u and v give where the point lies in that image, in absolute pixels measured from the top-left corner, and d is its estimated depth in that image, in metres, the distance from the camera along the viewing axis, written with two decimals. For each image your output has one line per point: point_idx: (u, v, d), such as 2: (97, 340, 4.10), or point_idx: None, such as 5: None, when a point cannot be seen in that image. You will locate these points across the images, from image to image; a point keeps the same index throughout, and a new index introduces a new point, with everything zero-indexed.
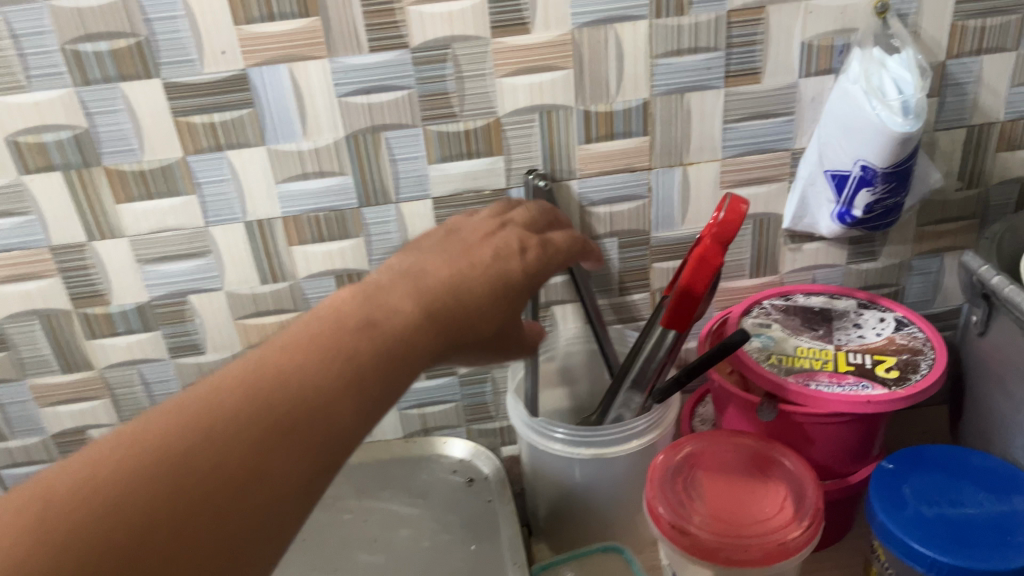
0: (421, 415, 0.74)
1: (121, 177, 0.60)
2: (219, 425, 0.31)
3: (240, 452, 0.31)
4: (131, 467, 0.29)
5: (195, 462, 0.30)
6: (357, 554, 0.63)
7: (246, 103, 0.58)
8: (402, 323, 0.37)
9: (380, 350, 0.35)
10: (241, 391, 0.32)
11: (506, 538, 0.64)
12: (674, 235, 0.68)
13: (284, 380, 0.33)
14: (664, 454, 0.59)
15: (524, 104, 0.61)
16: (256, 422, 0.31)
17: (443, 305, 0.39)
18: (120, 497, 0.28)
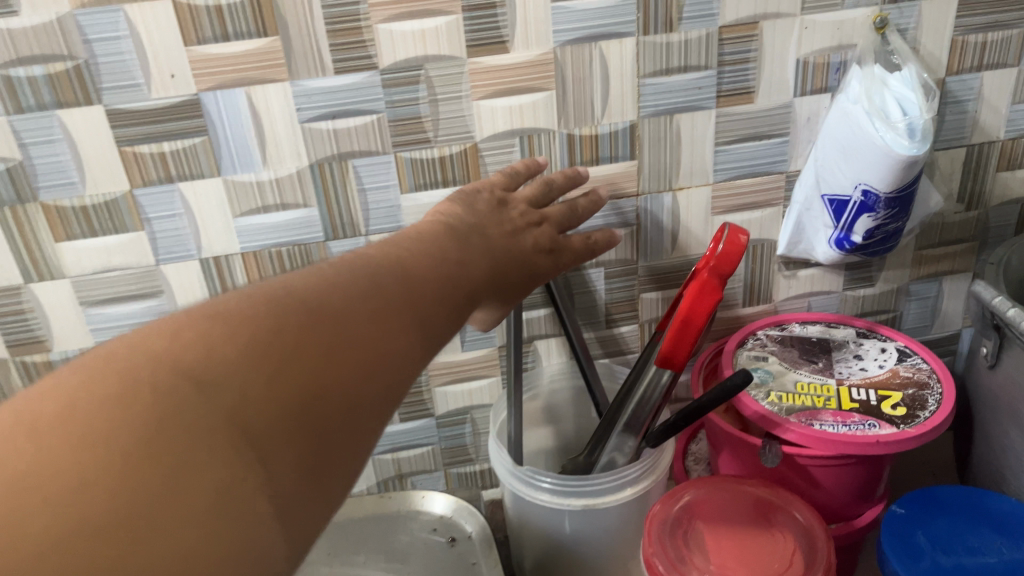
0: (395, 460, 0.69)
1: (61, 214, 0.55)
2: (303, 301, 0.30)
3: (324, 327, 0.30)
4: (215, 331, 0.28)
5: (284, 323, 0.29)
6: None
7: (199, 130, 0.53)
8: (449, 272, 0.37)
9: (436, 283, 0.36)
10: (319, 289, 0.32)
11: None
12: (663, 264, 0.64)
13: (355, 284, 0.33)
14: (660, 504, 0.55)
15: (504, 128, 0.57)
16: (340, 306, 0.31)
17: (479, 271, 0.40)
18: (213, 346, 0.27)
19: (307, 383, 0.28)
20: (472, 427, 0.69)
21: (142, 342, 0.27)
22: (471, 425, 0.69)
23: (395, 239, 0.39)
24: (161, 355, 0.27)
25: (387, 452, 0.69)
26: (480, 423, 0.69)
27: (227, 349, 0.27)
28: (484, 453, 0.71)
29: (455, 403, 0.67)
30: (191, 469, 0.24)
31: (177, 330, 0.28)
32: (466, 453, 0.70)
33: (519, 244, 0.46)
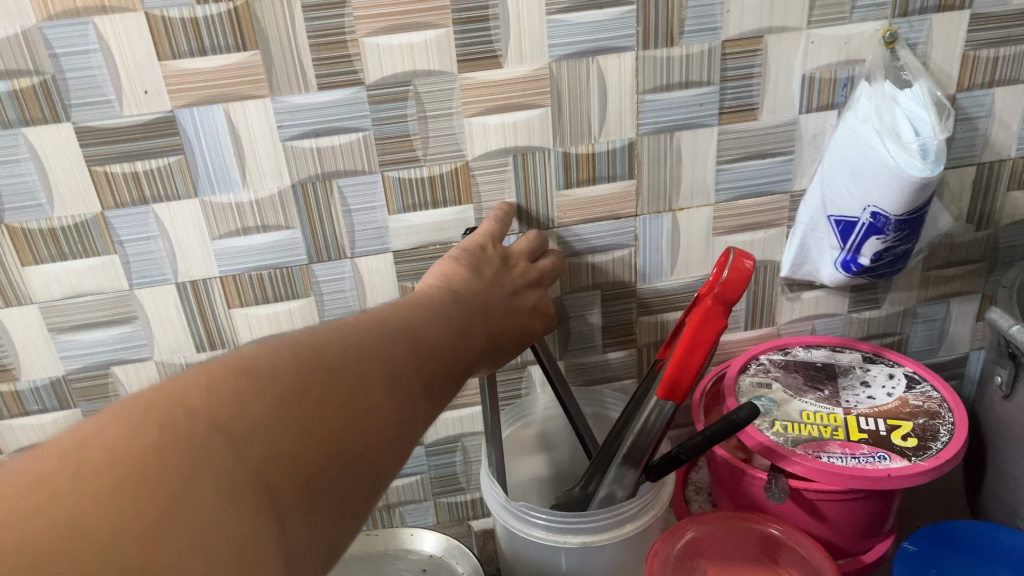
0: None
1: (28, 237, 0.52)
2: (330, 358, 0.30)
3: (351, 390, 0.29)
4: (256, 364, 0.28)
5: (315, 381, 0.28)
6: None
7: (174, 149, 0.50)
8: (461, 337, 0.37)
9: (450, 351, 0.36)
10: (350, 335, 0.32)
11: None
12: (663, 287, 0.62)
13: (380, 344, 0.32)
14: (660, 542, 0.52)
15: (496, 146, 0.54)
16: (365, 366, 0.31)
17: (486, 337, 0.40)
18: (246, 399, 0.26)
19: (330, 445, 0.27)
20: (464, 455, 0.66)
21: (174, 388, 0.26)
22: (462, 453, 0.66)
23: (411, 296, 0.39)
24: (197, 403, 0.26)
25: None
26: (472, 450, 0.66)
27: (262, 402, 0.27)
28: (476, 481, 0.68)
29: (445, 430, 0.65)
30: (220, 521, 0.23)
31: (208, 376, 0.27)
32: (456, 482, 0.67)
33: (514, 307, 0.44)
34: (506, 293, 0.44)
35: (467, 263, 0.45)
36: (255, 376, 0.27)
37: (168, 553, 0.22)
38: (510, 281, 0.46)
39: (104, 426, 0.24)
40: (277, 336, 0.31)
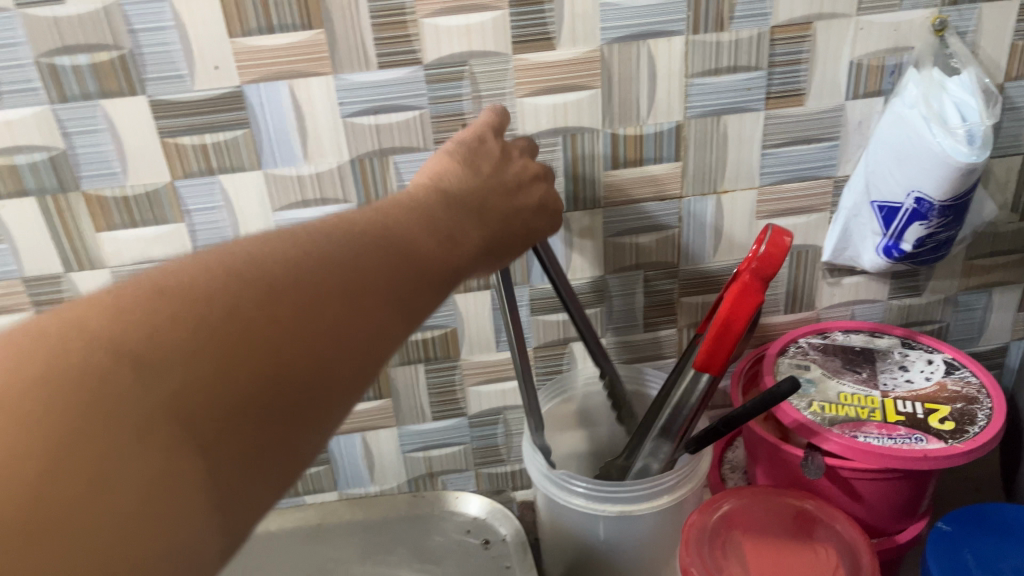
0: (427, 458, 0.69)
1: (102, 204, 0.54)
2: (275, 283, 0.28)
3: (298, 316, 0.28)
4: (185, 284, 0.27)
5: (252, 308, 0.27)
6: None
7: (241, 122, 0.53)
8: (448, 247, 0.35)
9: (429, 264, 0.33)
10: (306, 249, 0.30)
11: None
12: (705, 268, 0.63)
13: (339, 262, 0.30)
14: (697, 512, 0.54)
15: (547, 126, 0.56)
16: (315, 289, 0.29)
17: (481, 246, 0.37)
18: (170, 331, 0.25)
19: (269, 378, 0.26)
20: (505, 428, 0.68)
21: (86, 311, 0.25)
22: (503, 426, 0.68)
23: (393, 199, 0.37)
24: (107, 329, 0.25)
25: (418, 450, 0.68)
26: (513, 423, 0.68)
27: (190, 333, 0.25)
28: (516, 454, 0.70)
29: (488, 403, 0.67)
30: (130, 468, 0.23)
31: (136, 300, 0.26)
32: (497, 453, 0.69)
33: (514, 207, 0.42)
34: (503, 194, 0.41)
35: (461, 162, 0.42)
36: (185, 301, 0.26)
37: (59, 509, 0.21)
38: (509, 175, 0.43)
39: (2, 355, 0.23)
40: (222, 247, 0.29)
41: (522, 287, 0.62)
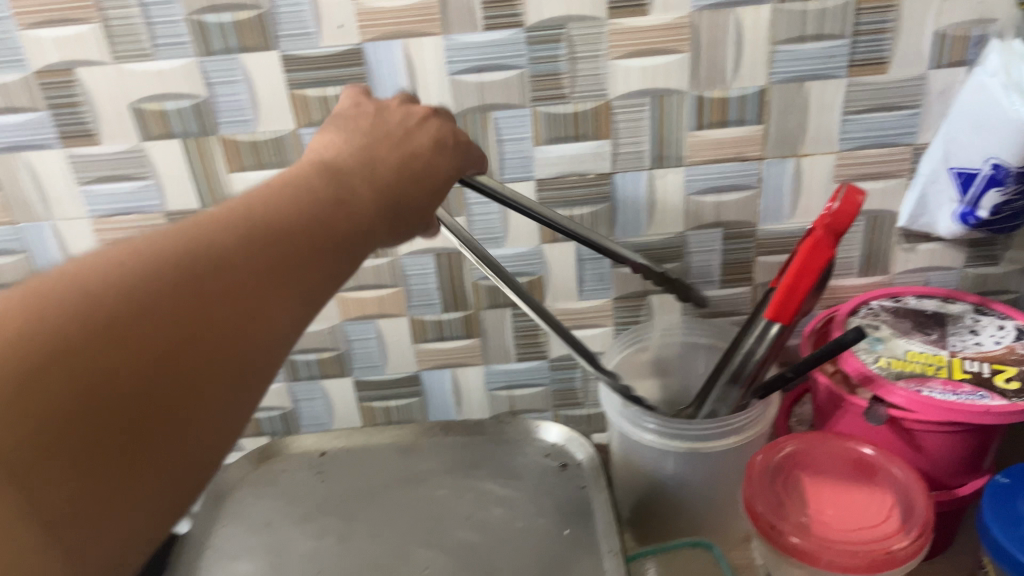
0: (509, 396, 0.74)
1: (235, 147, 0.61)
2: (135, 292, 0.28)
3: (157, 324, 0.28)
4: (33, 313, 0.27)
5: (91, 330, 0.27)
6: (450, 529, 0.54)
7: (359, 77, 0.59)
8: (338, 212, 0.35)
9: (310, 233, 0.34)
10: (172, 257, 0.30)
11: (606, 527, 0.53)
12: (782, 229, 0.66)
13: (204, 255, 0.31)
14: (763, 452, 0.58)
15: (636, 88, 0.60)
16: (176, 289, 0.29)
17: (379, 197, 0.37)
18: (4, 359, 0.26)
19: (134, 391, 0.27)
20: (583, 373, 0.73)
21: None
22: (581, 371, 0.73)
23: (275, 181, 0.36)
24: None
25: (501, 388, 0.74)
26: (591, 369, 0.73)
27: (36, 359, 0.26)
28: (592, 398, 0.75)
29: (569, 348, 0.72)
30: None
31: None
32: (575, 396, 0.74)
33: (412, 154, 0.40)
34: (402, 141, 0.41)
35: (343, 130, 0.41)
36: (36, 326, 0.26)
37: None
38: (408, 119, 0.43)
39: None
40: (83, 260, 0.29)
41: (606, 239, 0.66)
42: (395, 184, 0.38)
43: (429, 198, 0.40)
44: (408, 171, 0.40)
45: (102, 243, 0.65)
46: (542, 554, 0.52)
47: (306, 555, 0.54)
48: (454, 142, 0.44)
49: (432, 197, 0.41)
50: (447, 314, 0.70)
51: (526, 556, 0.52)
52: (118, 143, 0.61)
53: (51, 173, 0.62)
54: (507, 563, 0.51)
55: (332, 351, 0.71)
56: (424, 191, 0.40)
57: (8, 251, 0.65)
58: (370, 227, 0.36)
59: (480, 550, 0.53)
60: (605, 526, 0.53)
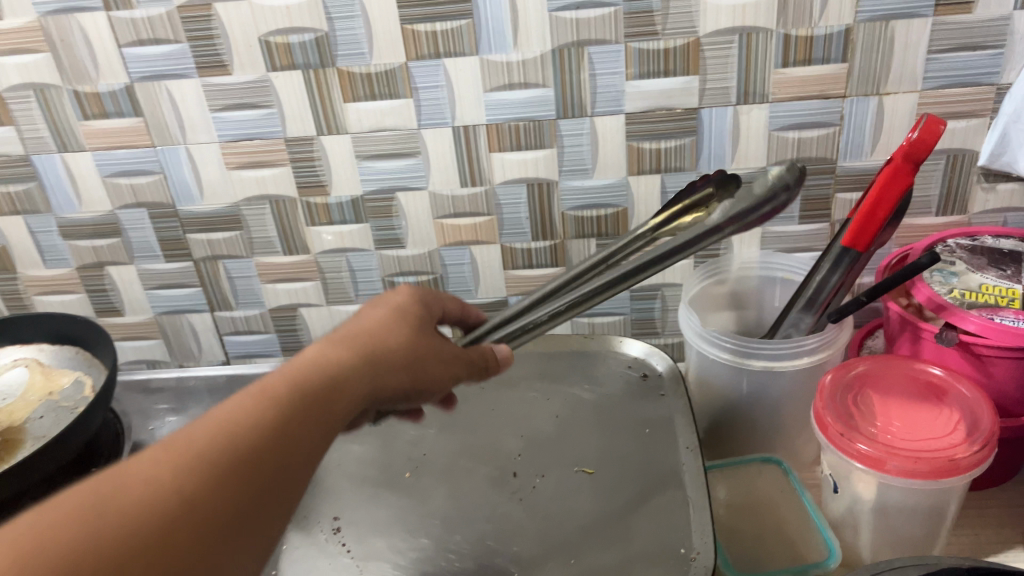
0: (591, 324, 0.79)
1: (350, 78, 0.67)
2: (254, 438, 0.36)
3: (180, 503, 0.32)
4: (189, 460, 0.34)
5: (224, 470, 0.34)
6: (536, 424, 0.60)
7: (466, 13, 0.63)
8: (311, 378, 0.40)
9: (290, 402, 0.38)
10: (267, 410, 0.37)
11: (685, 429, 0.57)
12: (862, 166, 0.69)
13: (210, 443, 0.35)
14: (834, 371, 0.61)
15: (726, 26, 0.63)
16: (198, 485, 0.33)
17: (347, 353, 0.43)
18: (182, 491, 0.32)
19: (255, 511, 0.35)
20: (662, 303, 0.77)
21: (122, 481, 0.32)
22: (661, 301, 0.77)
23: (328, 345, 0.42)
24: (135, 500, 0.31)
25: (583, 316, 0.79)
26: (670, 300, 0.77)
27: (71, 554, 0.29)
28: (670, 329, 0.79)
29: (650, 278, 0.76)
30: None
31: (20, 534, 0.29)
32: (653, 326, 0.78)
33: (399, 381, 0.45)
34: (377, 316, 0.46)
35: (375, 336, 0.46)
36: (74, 528, 0.30)
37: None
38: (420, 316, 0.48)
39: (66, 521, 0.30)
40: (209, 417, 0.36)
41: (690, 172, 0.70)
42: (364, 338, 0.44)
43: (408, 335, 0.46)
44: (375, 332, 0.45)
45: (228, 166, 0.72)
46: (624, 449, 0.57)
47: (411, 442, 0.60)
48: (435, 307, 0.51)
49: (425, 368, 0.46)
50: (536, 242, 0.75)
51: (609, 450, 0.57)
52: (247, 74, 0.67)
53: (187, 100, 0.68)
54: (591, 453, 0.57)
55: (429, 275, 0.77)
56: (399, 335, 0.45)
57: (147, 171, 0.72)
58: (344, 376, 0.41)
59: (566, 443, 0.59)
60: (684, 426, 0.57)
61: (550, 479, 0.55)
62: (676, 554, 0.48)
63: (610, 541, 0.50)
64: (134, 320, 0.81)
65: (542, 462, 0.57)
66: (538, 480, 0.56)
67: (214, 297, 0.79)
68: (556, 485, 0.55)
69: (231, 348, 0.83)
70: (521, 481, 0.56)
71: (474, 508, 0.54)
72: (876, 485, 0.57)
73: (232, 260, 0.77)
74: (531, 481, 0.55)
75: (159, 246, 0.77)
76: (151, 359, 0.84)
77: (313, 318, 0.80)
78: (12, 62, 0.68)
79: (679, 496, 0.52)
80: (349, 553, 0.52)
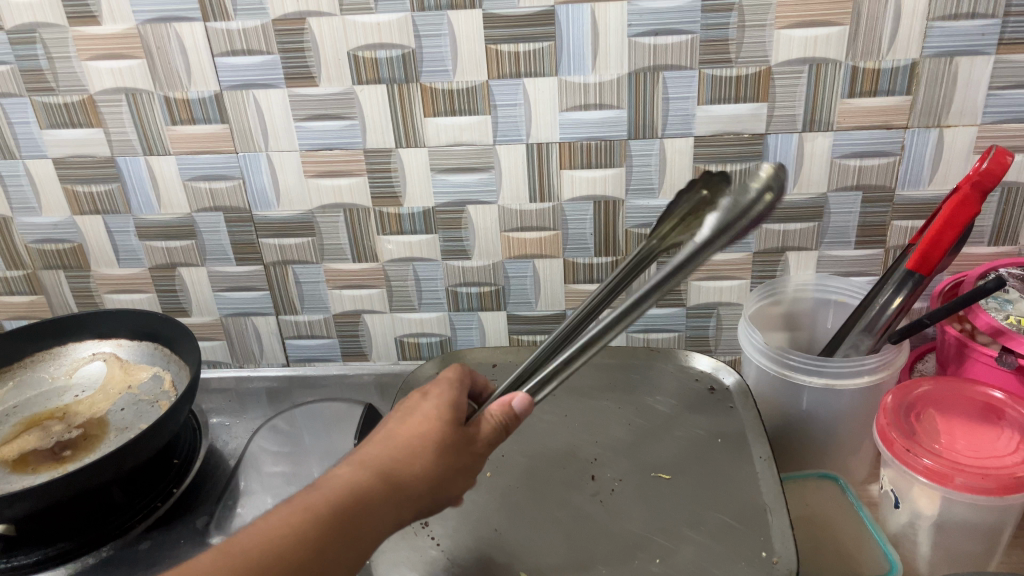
0: (646, 339, 0.82)
1: (433, 94, 0.69)
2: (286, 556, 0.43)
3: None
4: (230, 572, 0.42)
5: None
6: (611, 432, 0.65)
7: (549, 36, 0.66)
8: (336, 505, 0.46)
9: (317, 523, 0.45)
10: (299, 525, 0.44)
11: (756, 440, 0.62)
12: (919, 195, 0.72)
13: (254, 556, 0.43)
14: (895, 392, 0.63)
15: (797, 56, 0.66)
16: None
17: (364, 476, 0.47)
18: None
19: None
20: (717, 321, 0.80)
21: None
22: (716, 319, 0.80)
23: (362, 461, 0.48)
24: None
25: (639, 331, 0.81)
26: (725, 318, 0.80)
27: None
28: (723, 346, 0.81)
29: (707, 297, 0.78)
30: None
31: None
32: (707, 343, 0.81)
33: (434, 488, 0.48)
34: (403, 432, 0.49)
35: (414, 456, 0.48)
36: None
37: None
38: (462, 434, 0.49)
39: None
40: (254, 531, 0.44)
41: None
42: (380, 464, 0.48)
43: (429, 459, 0.48)
44: (394, 452, 0.48)
45: (306, 174, 0.74)
46: (701, 458, 0.61)
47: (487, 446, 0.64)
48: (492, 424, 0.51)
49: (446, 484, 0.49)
50: (598, 258, 0.77)
51: (686, 458, 0.62)
52: (333, 86, 0.70)
53: (272, 109, 0.71)
54: (668, 460, 0.61)
55: (492, 287, 0.80)
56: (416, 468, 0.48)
57: (227, 176, 0.75)
58: (363, 499, 0.46)
59: (644, 449, 0.63)
60: (756, 438, 0.62)
61: (630, 482, 0.60)
62: (760, 558, 0.52)
63: (694, 542, 0.54)
64: (201, 321, 0.84)
65: (621, 468, 0.61)
66: (617, 484, 0.59)
67: (280, 300, 0.82)
68: (636, 489, 0.59)
69: (293, 352, 0.85)
70: (600, 483, 0.60)
71: (559, 511, 0.57)
72: (938, 501, 0.59)
73: (302, 265, 0.80)
74: (610, 484, 0.59)
75: (232, 250, 0.79)
76: (213, 359, 0.87)
77: (375, 325, 0.83)
78: (106, 67, 0.70)
79: (755, 501, 0.57)
80: (438, 546, 0.55)
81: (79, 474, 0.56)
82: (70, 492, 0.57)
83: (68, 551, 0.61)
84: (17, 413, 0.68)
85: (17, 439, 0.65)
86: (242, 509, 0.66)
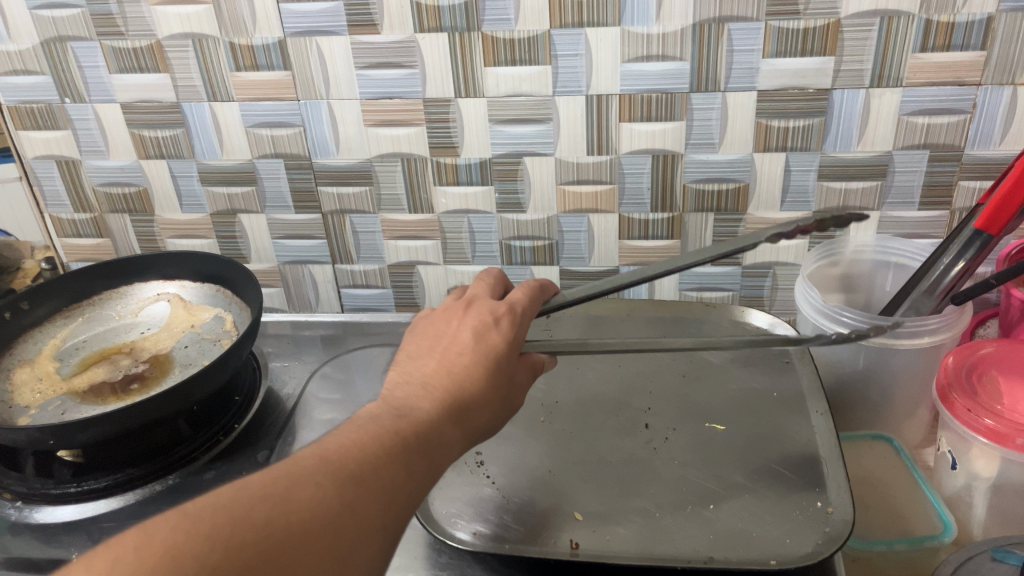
0: (699, 298, 0.82)
1: (494, 43, 0.69)
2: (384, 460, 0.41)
3: (339, 508, 0.38)
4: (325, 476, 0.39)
5: (350, 481, 0.39)
6: (663, 381, 0.67)
7: None
8: (418, 431, 0.43)
9: (406, 442, 0.42)
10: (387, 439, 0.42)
11: (815, 396, 0.63)
12: (989, 155, 0.70)
13: (348, 461, 0.40)
14: (955, 355, 0.63)
15: (868, 8, 0.64)
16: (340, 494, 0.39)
17: (437, 409, 0.45)
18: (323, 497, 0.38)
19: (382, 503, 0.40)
20: (772, 281, 0.79)
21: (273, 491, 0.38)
22: (771, 279, 0.79)
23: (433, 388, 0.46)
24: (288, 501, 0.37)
25: (692, 289, 0.81)
26: (781, 278, 0.79)
27: (254, 528, 0.36)
28: (777, 306, 0.81)
29: (763, 256, 0.78)
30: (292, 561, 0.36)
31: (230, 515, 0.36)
32: (761, 302, 0.80)
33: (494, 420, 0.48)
34: (458, 357, 0.47)
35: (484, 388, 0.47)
36: (260, 507, 0.37)
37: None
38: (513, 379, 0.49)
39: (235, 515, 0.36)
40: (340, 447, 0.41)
41: (816, 152, 0.71)
42: (448, 396, 0.45)
43: (488, 397, 0.47)
44: (463, 386, 0.46)
45: (366, 123, 0.75)
46: (760, 409, 0.63)
47: (542, 390, 0.66)
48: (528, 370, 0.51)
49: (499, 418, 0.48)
50: (654, 214, 0.77)
51: (740, 410, 0.63)
52: (395, 34, 0.70)
53: (334, 57, 0.72)
54: (723, 413, 0.63)
55: (545, 241, 0.80)
56: (474, 394, 0.46)
57: (289, 124, 0.76)
58: (442, 429, 0.44)
59: (699, 399, 0.65)
60: (814, 394, 0.63)
61: (683, 432, 0.61)
62: (816, 507, 0.53)
63: (749, 490, 0.55)
64: (259, 268, 0.86)
65: (675, 417, 0.63)
66: (670, 432, 0.61)
67: (337, 250, 0.83)
68: (691, 438, 0.60)
69: (348, 300, 0.87)
70: (654, 431, 0.61)
71: (613, 456, 0.59)
72: (998, 463, 0.58)
73: (359, 215, 0.81)
74: (664, 433, 0.61)
75: (291, 197, 0.80)
76: (270, 306, 0.89)
77: (429, 276, 0.84)
78: (174, 12, 0.71)
79: (813, 454, 0.58)
80: (494, 485, 0.57)
81: (153, 404, 0.59)
82: (139, 420, 0.59)
83: (138, 477, 0.63)
84: (86, 347, 0.70)
85: (86, 371, 0.67)
86: (300, 447, 0.68)
